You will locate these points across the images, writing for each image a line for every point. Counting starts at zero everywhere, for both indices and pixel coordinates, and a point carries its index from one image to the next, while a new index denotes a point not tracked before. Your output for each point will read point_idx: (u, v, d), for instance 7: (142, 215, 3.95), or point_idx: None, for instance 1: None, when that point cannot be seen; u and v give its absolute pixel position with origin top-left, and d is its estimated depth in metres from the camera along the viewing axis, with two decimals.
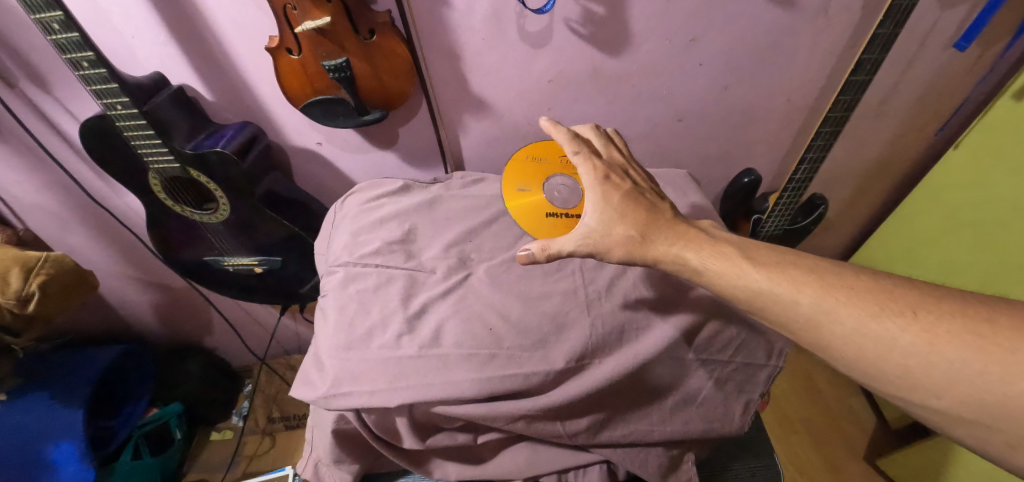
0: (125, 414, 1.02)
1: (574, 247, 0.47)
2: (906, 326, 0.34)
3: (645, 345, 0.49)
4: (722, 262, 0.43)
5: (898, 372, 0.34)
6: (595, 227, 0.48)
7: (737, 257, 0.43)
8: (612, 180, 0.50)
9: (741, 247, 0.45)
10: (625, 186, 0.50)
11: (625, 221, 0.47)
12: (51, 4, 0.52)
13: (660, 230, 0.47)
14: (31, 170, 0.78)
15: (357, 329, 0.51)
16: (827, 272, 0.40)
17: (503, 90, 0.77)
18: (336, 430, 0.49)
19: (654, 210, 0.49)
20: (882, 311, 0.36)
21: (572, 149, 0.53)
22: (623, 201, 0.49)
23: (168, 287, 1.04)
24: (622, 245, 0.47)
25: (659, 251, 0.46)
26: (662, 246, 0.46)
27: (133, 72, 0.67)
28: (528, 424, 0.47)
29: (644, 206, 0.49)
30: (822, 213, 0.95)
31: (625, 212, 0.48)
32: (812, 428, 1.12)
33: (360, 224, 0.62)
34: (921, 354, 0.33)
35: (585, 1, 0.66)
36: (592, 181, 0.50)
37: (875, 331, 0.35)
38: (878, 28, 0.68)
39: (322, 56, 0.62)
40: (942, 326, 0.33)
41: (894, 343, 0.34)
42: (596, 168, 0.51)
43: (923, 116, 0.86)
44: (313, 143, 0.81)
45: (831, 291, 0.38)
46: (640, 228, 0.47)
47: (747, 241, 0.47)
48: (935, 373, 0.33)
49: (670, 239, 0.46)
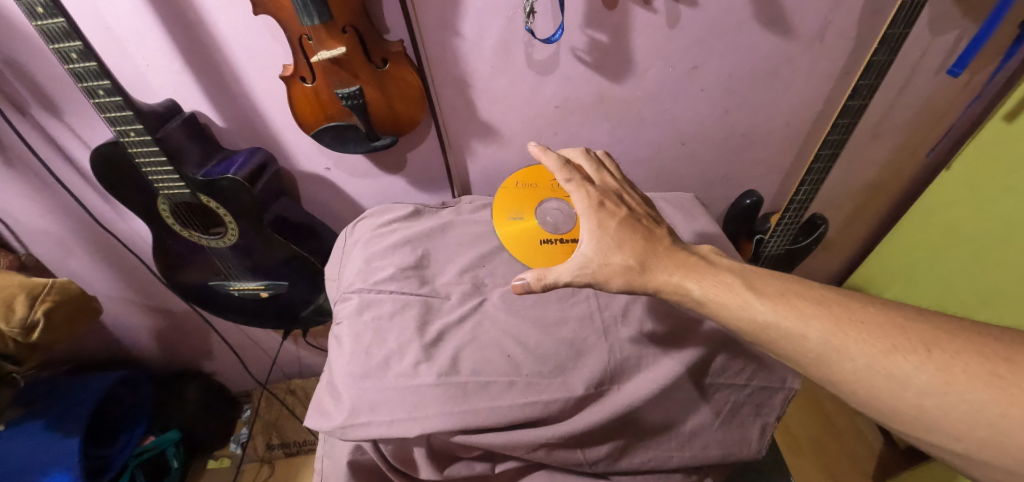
0: (120, 443, 0.98)
1: (573, 276, 0.48)
2: (921, 364, 0.34)
3: (662, 371, 0.49)
4: (723, 290, 0.43)
5: (914, 412, 0.34)
6: (592, 256, 0.48)
7: (737, 285, 0.43)
8: (606, 207, 0.51)
9: (742, 275, 0.45)
10: (621, 213, 0.51)
11: (622, 250, 0.48)
12: (71, 34, 0.52)
13: (658, 258, 0.47)
14: (37, 196, 0.78)
15: (374, 356, 0.51)
16: (833, 301, 0.40)
17: (510, 116, 0.78)
18: (352, 462, 0.48)
19: (651, 237, 0.49)
20: (894, 348, 0.35)
21: (563, 176, 0.54)
22: (619, 228, 0.49)
23: (170, 312, 1.03)
24: (621, 274, 0.47)
25: (659, 281, 0.46)
26: (662, 276, 0.46)
27: (147, 100, 0.68)
28: (548, 452, 0.46)
29: (641, 234, 0.49)
30: (823, 233, 0.98)
31: (621, 240, 0.49)
32: (820, 449, 1.11)
33: (373, 250, 0.62)
34: (935, 394, 0.33)
35: (590, 31, 0.68)
36: (586, 209, 0.51)
37: (888, 368, 0.35)
38: (872, 57, 0.70)
39: (335, 85, 0.63)
40: (957, 365, 0.33)
41: (908, 381, 0.34)
42: (590, 196, 0.51)
43: (917, 137, 0.88)
44: (321, 169, 0.82)
45: (840, 325, 0.38)
46: (639, 257, 0.47)
47: (748, 269, 0.47)
48: (953, 414, 0.32)
49: (670, 269, 0.46)
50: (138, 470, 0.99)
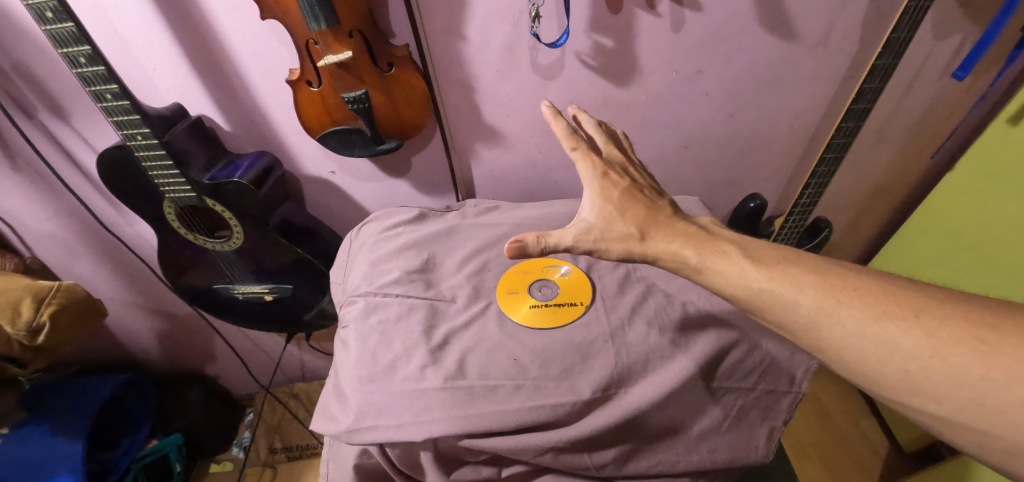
0: (124, 446, 0.98)
1: (573, 240, 0.45)
2: (909, 329, 0.33)
3: (670, 374, 0.48)
4: (722, 258, 0.41)
5: (899, 377, 0.33)
6: (595, 222, 0.46)
7: (734, 253, 0.42)
8: (610, 177, 0.50)
9: (742, 246, 0.43)
10: (624, 184, 0.50)
11: (624, 217, 0.46)
12: (80, 39, 0.53)
13: (657, 226, 0.46)
14: (44, 199, 0.78)
15: (380, 360, 0.51)
16: (829, 272, 0.39)
17: (515, 120, 0.79)
18: (358, 466, 0.48)
19: (652, 207, 0.48)
20: (884, 314, 0.35)
21: (570, 144, 0.53)
22: (621, 197, 0.48)
23: (173, 315, 1.03)
24: (621, 241, 0.45)
25: (658, 248, 0.44)
26: (662, 243, 0.44)
27: (153, 103, 0.69)
28: (555, 456, 0.46)
29: (642, 203, 0.48)
30: (828, 236, 0.96)
31: (623, 207, 0.47)
32: (826, 452, 1.11)
33: (378, 253, 0.62)
34: (922, 358, 0.32)
35: (595, 35, 0.68)
36: (590, 177, 0.50)
37: (876, 334, 0.34)
38: (876, 60, 0.70)
39: (341, 89, 0.63)
40: (945, 330, 0.32)
41: (895, 347, 0.33)
42: (595, 165, 0.51)
43: (922, 139, 0.88)
44: (326, 172, 0.82)
45: (832, 292, 0.37)
46: (639, 225, 0.46)
47: (748, 241, 0.45)
48: (938, 377, 0.32)
49: (671, 237, 0.44)
50: (140, 474, 0.99)
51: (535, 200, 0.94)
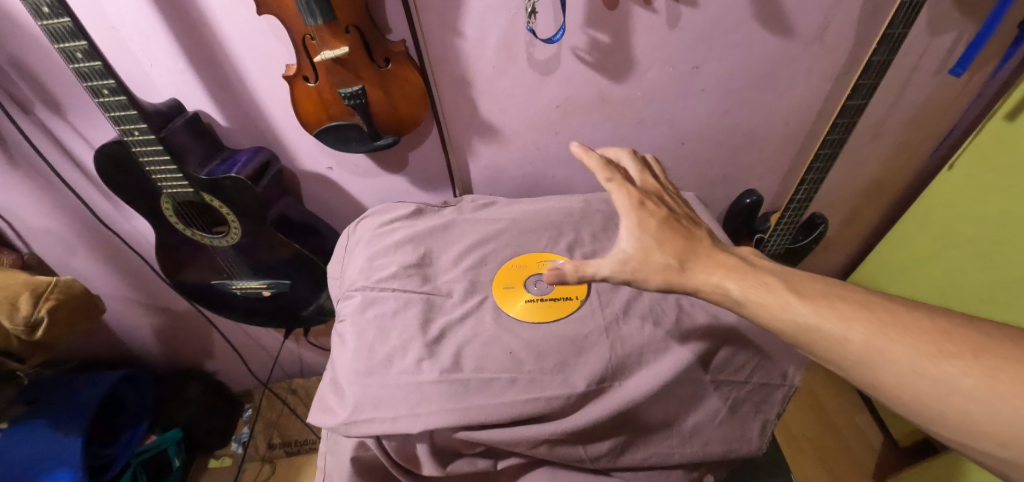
0: (124, 440, 0.99)
1: (611, 272, 0.44)
2: (967, 368, 0.31)
3: (665, 366, 0.49)
4: (763, 291, 0.40)
5: (958, 419, 0.31)
6: (633, 253, 0.46)
7: (777, 286, 0.40)
8: (647, 206, 0.49)
9: (783, 277, 0.41)
10: (661, 214, 0.49)
11: (663, 248, 0.45)
12: (77, 34, 0.52)
13: (698, 258, 0.44)
14: (41, 195, 0.78)
15: (377, 354, 0.51)
16: (878, 306, 0.37)
17: (512, 116, 0.79)
18: (355, 458, 0.49)
19: (691, 237, 0.47)
20: (939, 352, 0.33)
21: (605, 176, 0.51)
22: (659, 227, 0.47)
23: (171, 311, 1.03)
24: (660, 272, 0.44)
25: (698, 280, 0.43)
26: (702, 275, 0.43)
27: (152, 99, 0.69)
28: (551, 448, 0.46)
29: (681, 234, 0.47)
30: (822, 232, 0.97)
31: (662, 238, 0.46)
32: (819, 446, 1.13)
33: (376, 248, 0.63)
34: (983, 400, 0.30)
35: (591, 31, 0.69)
36: (627, 207, 0.48)
37: (932, 373, 0.32)
38: (871, 57, 0.71)
39: (338, 84, 0.63)
40: (1005, 371, 0.30)
41: (954, 386, 0.31)
42: (631, 195, 0.49)
43: (917, 135, 0.88)
44: (324, 168, 0.83)
45: (883, 328, 0.35)
46: (679, 256, 0.45)
47: (789, 271, 0.43)
48: (1002, 421, 0.29)
49: (711, 269, 0.43)
50: (139, 469, 0.99)
51: (532, 195, 0.94)
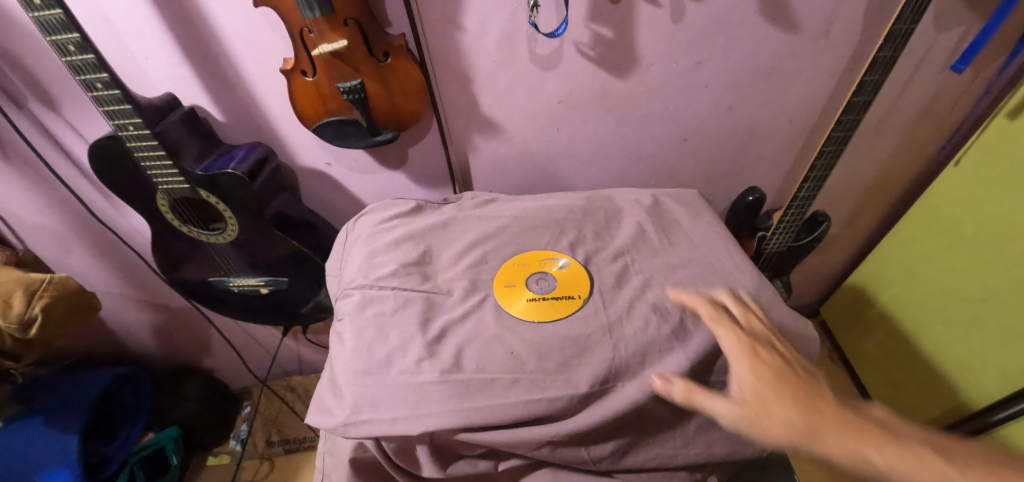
0: (121, 438, 0.98)
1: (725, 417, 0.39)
2: None
3: (668, 367, 0.48)
4: (910, 461, 0.34)
5: None
6: (748, 402, 0.40)
7: (925, 452, 0.35)
8: (761, 354, 0.43)
9: (931, 444, 0.36)
10: (779, 362, 0.43)
11: (785, 404, 0.39)
12: (69, 26, 0.51)
13: (830, 424, 0.37)
14: (35, 191, 0.77)
15: (376, 353, 0.50)
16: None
17: (513, 111, 0.78)
18: (354, 459, 0.48)
19: (821, 398, 0.40)
20: None
21: (709, 314, 0.48)
22: (779, 380, 0.41)
23: (169, 308, 1.02)
24: (786, 433, 0.37)
25: (835, 450, 0.36)
26: (838, 445, 0.36)
27: (147, 94, 0.67)
28: (553, 449, 0.46)
29: (805, 391, 0.40)
30: (825, 230, 0.97)
31: (782, 391, 0.40)
32: None
33: (374, 245, 0.62)
34: None
35: (594, 25, 0.67)
36: (738, 352, 0.43)
37: None
38: (877, 53, 0.69)
39: (336, 78, 0.62)
40: None
41: None
42: (741, 339, 0.44)
43: (922, 132, 0.87)
44: (322, 164, 0.81)
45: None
46: (806, 420, 0.38)
47: (945, 441, 0.36)
48: None
49: (846, 436, 0.36)
50: (136, 467, 0.99)
51: (533, 192, 0.93)
